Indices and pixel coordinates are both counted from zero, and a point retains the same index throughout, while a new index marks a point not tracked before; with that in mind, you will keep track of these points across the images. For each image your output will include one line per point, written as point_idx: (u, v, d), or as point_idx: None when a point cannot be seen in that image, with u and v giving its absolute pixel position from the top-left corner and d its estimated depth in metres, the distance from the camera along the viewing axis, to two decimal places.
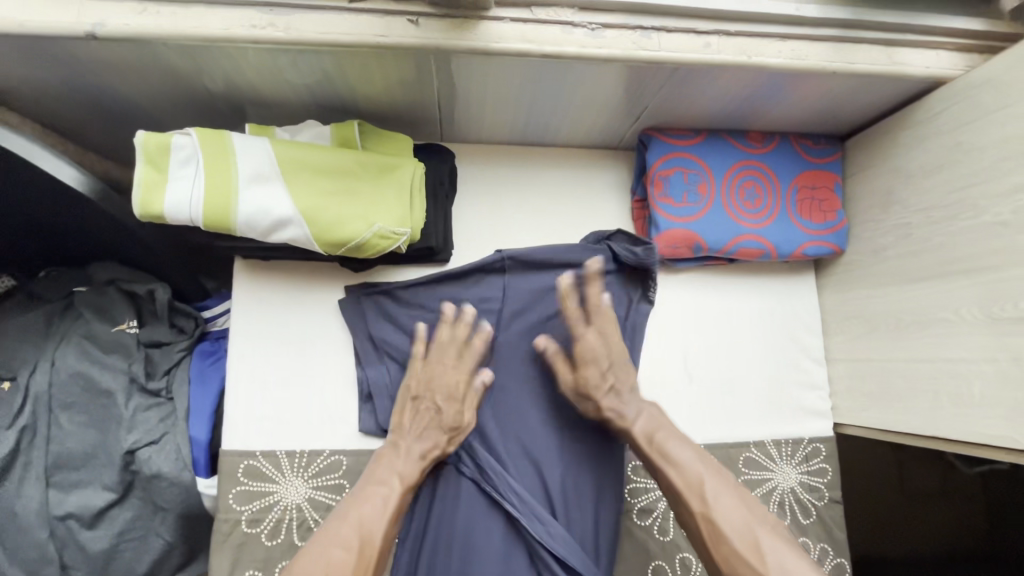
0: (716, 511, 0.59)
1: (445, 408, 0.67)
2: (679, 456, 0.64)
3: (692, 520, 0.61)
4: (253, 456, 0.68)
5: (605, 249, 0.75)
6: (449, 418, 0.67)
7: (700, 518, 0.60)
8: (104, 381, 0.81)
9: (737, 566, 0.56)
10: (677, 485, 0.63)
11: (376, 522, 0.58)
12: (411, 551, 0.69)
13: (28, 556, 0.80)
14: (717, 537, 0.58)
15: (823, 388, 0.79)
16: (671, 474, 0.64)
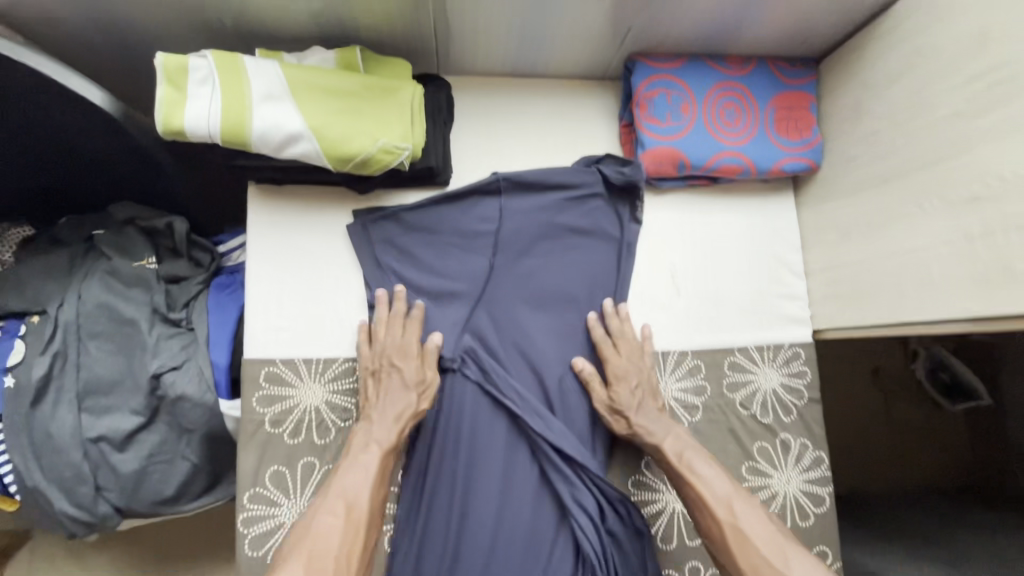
0: (741, 522, 0.63)
1: (404, 374, 0.70)
2: (705, 471, 0.69)
3: (717, 528, 0.64)
4: (273, 363, 0.72)
5: (596, 172, 0.80)
6: (409, 380, 0.70)
7: (725, 530, 0.64)
8: (128, 311, 0.86)
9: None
10: (703, 499, 0.67)
11: (362, 495, 0.63)
12: (423, 446, 0.75)
13: (65, 474, 0.86)
14: (743, 546, 0.62)
15: (802, 297, 0.84)
16: (700, 490, 0.67)
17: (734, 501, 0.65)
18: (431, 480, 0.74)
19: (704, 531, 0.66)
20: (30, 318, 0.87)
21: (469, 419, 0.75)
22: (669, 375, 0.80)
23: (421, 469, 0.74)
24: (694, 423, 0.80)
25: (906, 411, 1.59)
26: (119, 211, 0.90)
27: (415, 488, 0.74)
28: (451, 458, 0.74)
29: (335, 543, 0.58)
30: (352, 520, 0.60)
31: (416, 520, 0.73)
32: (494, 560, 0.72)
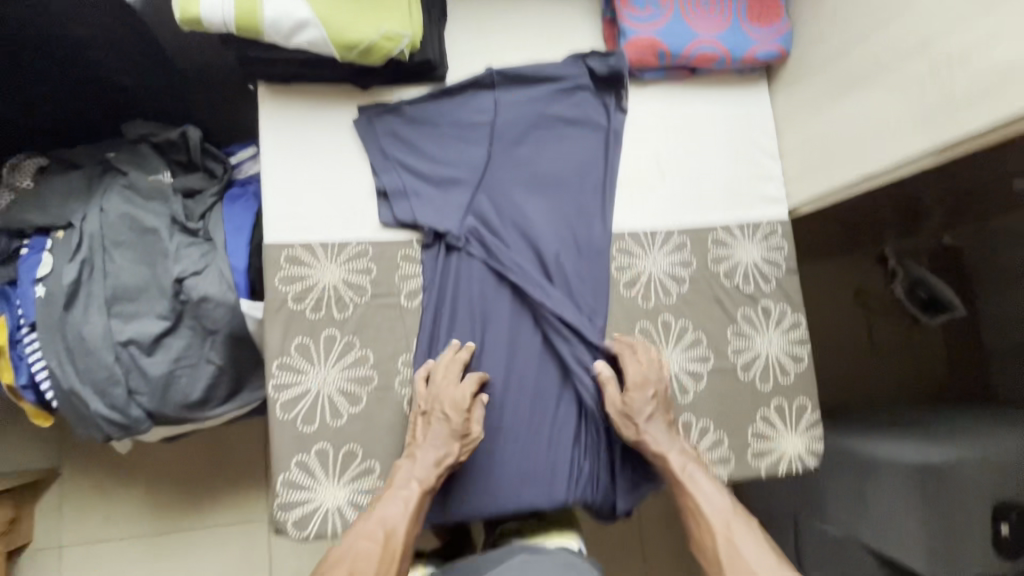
0: (736, 541, 0.70)
1: (454, 424, 0.74)
2: (703, 487, 0.75)
3: (711, 538, 0.71)
4: (292, 247, 0.78)
5: (583, 66, 0.86)
6: (455, 440, 0.75)
7: (719, 544, 0.70)
8: (148, 220, 0.92)
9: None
10: (702, 513, 0.73)
11: (396, 534, 0.69)
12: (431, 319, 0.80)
13: (99, 375, 0.92)
14: (735, 564, 0.68)
15: (778, 178, 0.91)
16: (693, 501, 0.74)
17: (732, 522, 0.72)
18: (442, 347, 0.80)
19: (698, 544, 0.72)
20: (55, 233, 0.92)
21: (476, 292, 0.81)
22: (658, 251, 0.86)
23: (433, 338, 0.80)
24: (682, 293, 0.86)
25: (887, 328, 1.65)
26: (132, 129, 0.96)
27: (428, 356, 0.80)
28: (460, 327, 0.80)
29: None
30: (384, 557, 0.67)
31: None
32: (504, 419, 0.80)
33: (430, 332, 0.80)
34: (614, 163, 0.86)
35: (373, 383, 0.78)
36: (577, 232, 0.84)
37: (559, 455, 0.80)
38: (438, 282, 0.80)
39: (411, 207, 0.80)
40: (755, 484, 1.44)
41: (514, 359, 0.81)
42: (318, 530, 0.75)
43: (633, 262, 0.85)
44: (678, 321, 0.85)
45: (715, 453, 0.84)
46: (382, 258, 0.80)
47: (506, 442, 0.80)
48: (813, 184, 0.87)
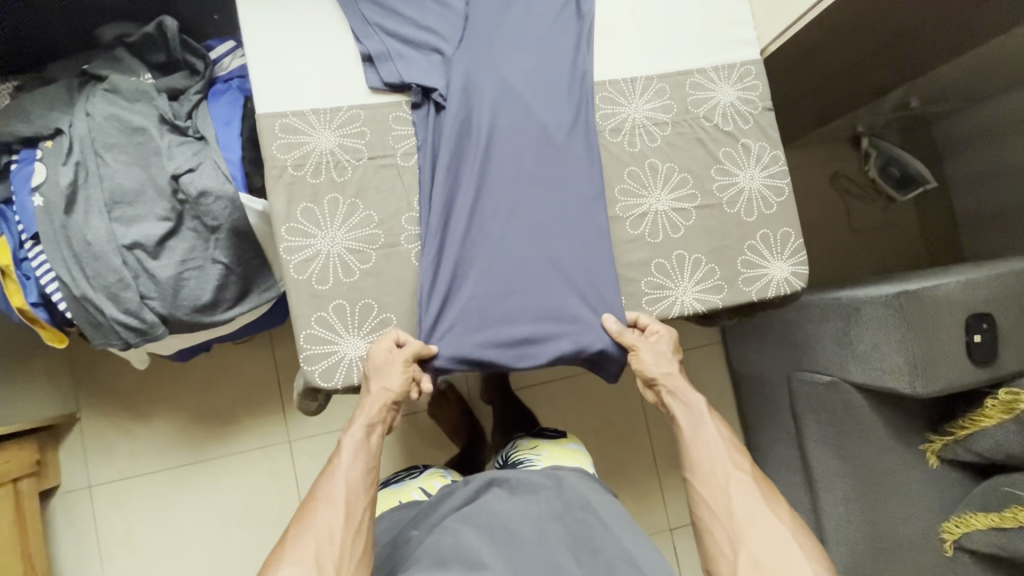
0: (746, 483, 0.73)
1: (378, 371, 0.76)
2: (706, 429, 0.78)
3: (722, 475, 0.74)
4: (285, 115, 0.80)
5: None
6: (387, 383, 0.76)
7: (730, 481, 0.73)
8: (136, 120, 0.92)
9: (755, 523, 0.70)
10: (717, 453, 0.76)
11: (340, 479, 0.71)
12: (425, 179, 0.83)
13: (109, 279, 0.94)
14: (746, 501, 0.72)
15: (749, 23, 0.94)
16: (702, 435, 0.78)
17: (743, 463, 0.75)
18: (440, 202, 0.82)
19: (706, 479, 0.74)
20: (44, 143, 0.93)
21: (470, 150, 0.84)
22: (639, 98, 0.89)
23: (432, 194, 0.82)
24: (665, 136, 0.90)
25: (862, 209, 1.72)
26: (107, 30, 0.95)
27: (429, 210, 0.82)
28: (457, 184, 0.83)
29: (324, 516, 0.68)
30: (333, 499, 0.69)
31: (435, 236, 0.82)
32: (512, 267, 0.83)
33: (431, 189, 0.82)
34: (591, 22, 0.89)
35: (380, 242, 0.81)
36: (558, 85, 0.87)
37: (566, 295, 0.84)
38: (428, 137, 0.83)
39: (395, 65, 0.82)
40: (747, 360, 1.52)
41: (513, 210, 0.84)
42: (344, 379, 0.79)
43: (615, 107, 0.88)
44: (664, 163, 0.89)
45: (708, 284, 0.88)
46: (374, 121, 0.82)
47: (516, 286, 0.83)
48: (780, 20, 0.91)
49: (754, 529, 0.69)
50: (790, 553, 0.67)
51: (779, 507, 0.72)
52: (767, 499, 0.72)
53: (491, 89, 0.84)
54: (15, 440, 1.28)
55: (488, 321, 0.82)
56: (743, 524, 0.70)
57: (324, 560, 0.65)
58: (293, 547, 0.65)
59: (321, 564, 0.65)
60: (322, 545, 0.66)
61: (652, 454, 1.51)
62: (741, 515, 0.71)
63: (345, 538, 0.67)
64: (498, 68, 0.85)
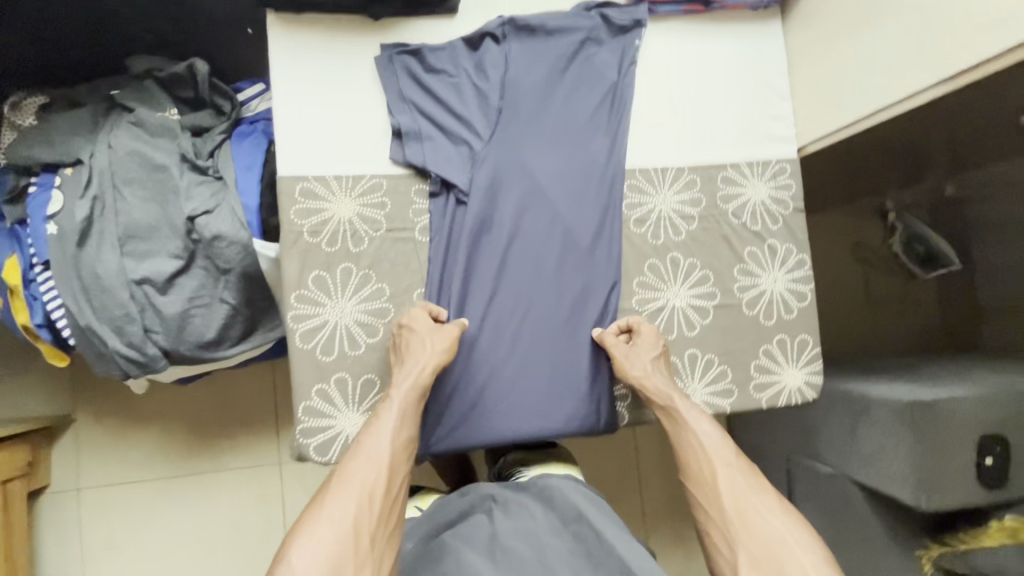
0: (736, 478, 0.71)
1: (421, 332, 0.76)
2: (694, 426, 0.77)
3: (711, 475, 0.72)
4: (307, 180, 0.79)
5: (598, 15, 0.85)
6: (430, 344, 0.76)
7: (720, 481, 0.71)
8: (157, 157, 0.91)
9: (749, 518, 0.68)
10: (702, 450, 0.75)
11: (382, 441, 0.69)
12: (438, 275, 0.81)
13: (115, 313, 0.93)
14: (736, 495, 0.70)
15: (789, 118, 0.91)
16: (688, 436, 0.77)
17: (732, 457, 0.73)
18: (452, 300, 0.81)
19: (695, 479, 0.73)
20: (63, 171, 0.92)
21: (489, 249, 0.82)
22: (667, 188, 0.87)
23: (445, 291, 0.81)
24: (690, 230, 0.88)
25: (883, 282, 1.69)
26: (137, 62, 0.93)
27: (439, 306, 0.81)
28: (471, 281, 0.82)
29: (365, 474, 0.66)
30: (374, 458, 0.67)
31: None
32: (517, 374, 0.82)
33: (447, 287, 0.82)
34: (627, 118, 0.86)
35: (389, 316, 0.80)
36: (585, 186, 0.85)
37: (571, 395, 0.83)
38: (447, 231, 0.81)
39: (421, 147, 0.80)
40: (748, 429, 1.49)
41: (524, 317, 0.83)
42: (339, 454, 0.78)
43: (643, 200, 0.86)
44: (686, 258, 0.87)
45: (718, 387, 0.87)
46: (395, 193, 0.81)
47: (520, 390, 0.82)
48: (822, 122, 0.87)
49: (749, 526, 0.67)
50: (786, 546, 0.65)
51: (771, 499, 0.69)
52: (757, 492, 0.69)
53: (516, 187, 0.83)
54: (10, 441, 1.29)
55: (487, 423, 0.81)
56: (735, 520, 0.68)
57: (366, 518, 0.63)
58: (334, 503, 0.63)
59: (360, 525, 0.62)
60: (364, 502, 0.64)
61: (642, 513, 1.49)
62: (733, 512, 0.69)
63: (384, 501, 0.65)
64: (525, 166, 0.83)
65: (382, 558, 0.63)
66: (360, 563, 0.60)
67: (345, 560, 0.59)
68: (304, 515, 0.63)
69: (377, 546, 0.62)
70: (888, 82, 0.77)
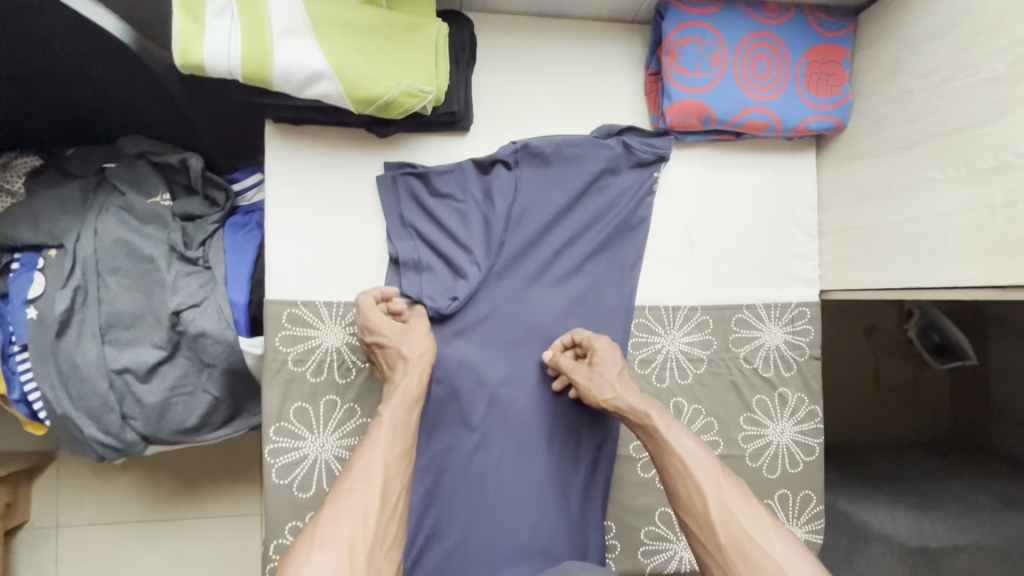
0: (728, 499, 0.58)
1: (394, 339, 0.70)
2: (678, 444, 0.63)
3: (700, 502, 0.59)
4: (295, 305, 0.74)
5: (619, 142, 0.79)
6: (412, 352, 0.70)
7: (710, 510, 0.58)
8: (145, 248, 0.87)
9: (746, 551, 0.55)
10: (685, 471, 0.61)
11: (375, 458, 0.60)
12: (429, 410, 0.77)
13: (92, 402, 0.89)
14: (728, 522, 0.57)
15: (814, 258, 0.85)
16: (671, 458, 0.63)
17: (720, 475, 0.60)
18: (439, 437, 0.77)
19: (682, 505, 0.60)
20: (47, 252, 0.87)
21: (480, 383, 0.77)
22: (678, 329, 0.82)
23: (433, 426, 0.77)
24: (698, 373, 0.83)
25: (893, 364, 1.55)
26: (133, 143, 0.92)
27: (426, 439, 0.77)
28: (461, 418, 0.77)
29: (361, 495, 0.56)
30: (368, 476, 0.58)
31: (426, 469, 0.77)
32: (502, 517, 0.77)
33: (432, 416, 0.77)
34: (640, 255, 0.81)
35: None
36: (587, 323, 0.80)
37: (559, 544, 0.77)
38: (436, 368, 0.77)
39: (416, 276, 0.76)
40: None
41: (514, 458, 0.78)
42: None
43: (650, 340, 0.81)
44: (690, 404, 0.82)
45: None
46: None
47: (501, 534, 0.76)
48: (846, 273, 0.81)
49: (749, 565, 0.55)
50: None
51: (774, 525, 0.57)
52: (754, 517, 0.57)
53: (514, 322, 0.78)
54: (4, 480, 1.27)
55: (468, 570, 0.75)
56: (734, 555, 0.56)
57: (360, 541, 0.53)
58: (326, 525, 0.53)
59: (356, 547, 0.53)
60: (358, 524, 0.54)
61: None
62: (729, 544, 0.56)
63: (381, 521, 0.56)
64: (526, 300, 0.79)
65: None
66: None
67: None
68: (294, 548, 0.52)
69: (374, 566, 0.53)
70: (914, 265, 0.69)
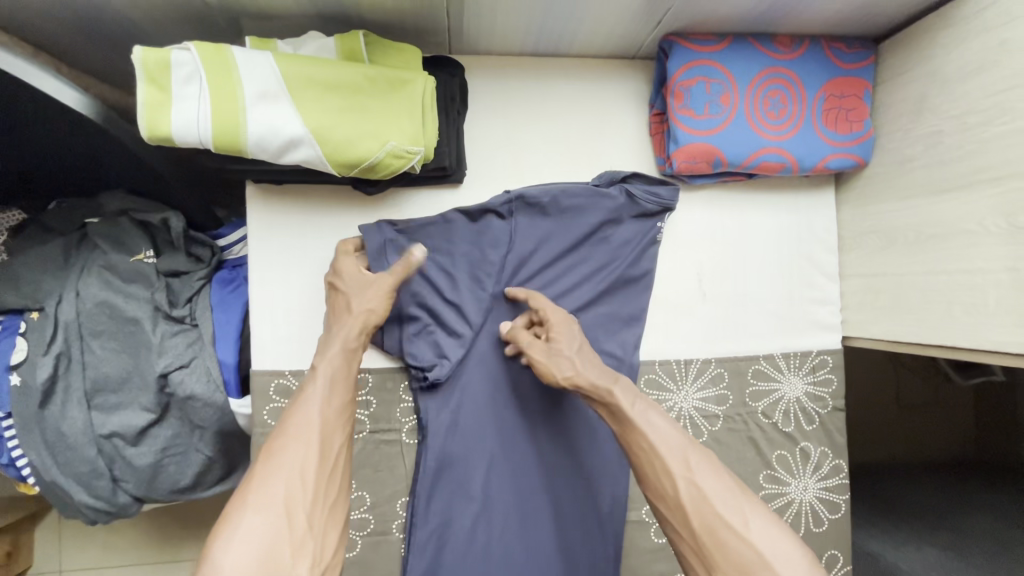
0: (697, 478, 0.54)
1: (349, 288, 0.64)
2: (646, 420, 0.58)
3: (668, 484, 0.54)
4: (282, 375, 0.70)
5: (622, 190, 0.74)
6: (359, 301, 0.63)
7: (680, 490, 0.54)
8: (129, 309, 0.83)
9: (721, 537, 0.51)
10: (651, 451, 0.56)
11: (310, 410, 0.54)
12: (426, 479, 0.71)
13: (80, 469, 0.84)
14: (698, 504, 0.52)
15: (835, 303, 0.80)
16: (638, 436, 0.58)
17: (688, 452, 0.55)
18: (438, 508, 0.72)
19: (652, 488, 0.56)
20: (29, 316, 0.82)
21: (478, 448, 0.72)
22: (691, 385, 0.77)
23: (431, 497, 0.72)
24: (714, 431, 0.78)
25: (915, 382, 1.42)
26: (110, 202, 0.89)
27: (423, 511, 0.71)
28: (460, 486, 0.72)
29: (293, 452, 0.51)
30: (303, 432, 0.53)
31: (425, 545, 0.71)
32: None
33: (428, 486, 0.72)
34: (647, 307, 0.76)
35: (369, 527, 0.73)
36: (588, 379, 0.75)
37: None
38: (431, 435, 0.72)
39: (404, 336, 0.71)
40: None
41: (518, 522, 0.74)
42: None
43: (663, 398, 0.76)
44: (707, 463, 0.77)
45: None
46: (382, 388, 0.73)
47: None
48: (871, 321, 0.75)
49: (721, 547, 0.51)
50: (768, 566, 0.48)
51: (746, 505, 0.52)
52: (724, 495, 0.53)
53: (511, 379, 0.74)
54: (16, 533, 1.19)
55: None
56: (706, 538, 0.51)
57: (298, 504, 0.49)
58: (255, 493, 0.49)
59: (293, 508, 0.49)
60: (294, 487, 0.50)
61: None
62: (702, 529, 0.52)
63: (320, 479, 0.52)
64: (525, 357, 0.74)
65: (325, 537, 0.51)
66: (298, 547, 0.48)
67: (278, 554, 0.47)
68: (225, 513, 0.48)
69: (316, 525, 0.50)
70: (948, 322, 0.64)
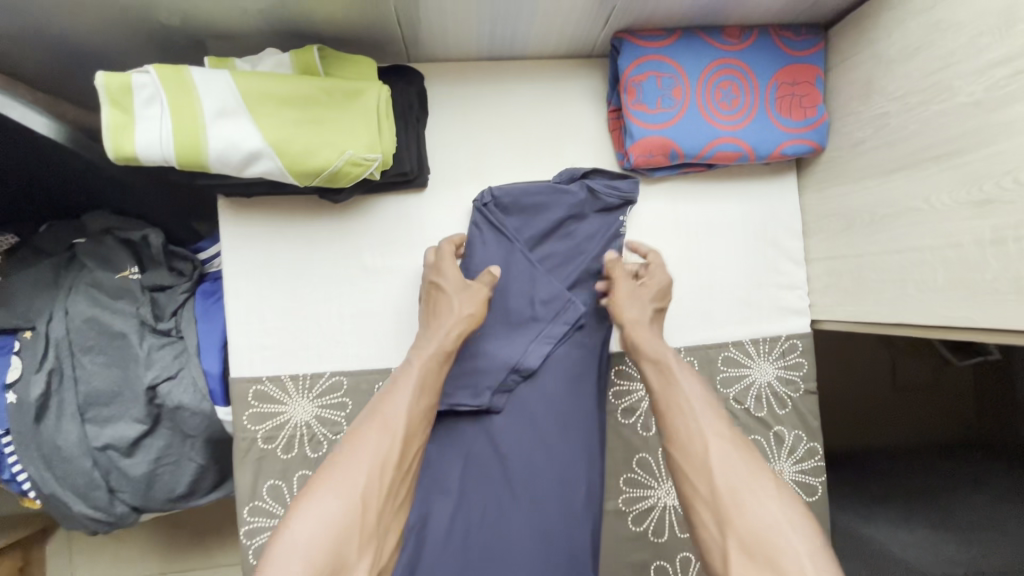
0: (729, 448, 0.55)
1: (451, 291, 0.68)
2: (682, 385, 0.61)
3: (699, 444, 0.56)
4: (260, 381, 0.73)
5: (582, 187, 0.76)
6: (462, 307, 0.67)
7: (710, 450, 0.55)
8: (116, 324, 0.86)
9: (742, 501, 0.51)
10: (687, 415, 0.59)
11: (398, 406, 0.58)
12: None
13: (77, 481, 0.87)
14: (727, 471, 0.53)
15: (802, 287, 0.81)
16: (678, 398, 0.60)
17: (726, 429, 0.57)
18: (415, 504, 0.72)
19: (677, 446, 0.57)
20: (22, 335, 0.85)
21: (452, 442, 0.75)
22: None
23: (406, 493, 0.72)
24: None
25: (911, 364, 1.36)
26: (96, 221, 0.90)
27: None
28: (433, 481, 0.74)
29: (378, 440, 0.55)
30: (388, 424, 0.56)
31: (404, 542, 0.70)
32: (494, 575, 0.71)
33: None
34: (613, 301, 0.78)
35: None
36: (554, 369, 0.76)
37: None
38: None
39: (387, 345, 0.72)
40: None
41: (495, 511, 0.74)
42: None
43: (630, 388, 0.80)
44: None
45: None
46: (357, 390, 0.75)
47: None
48: (836, 304, 0.76)
49: (742, 508, 0.51)
50: (785, 534, 0.49)
51: (773, 482, 0.53)
52: (754, 467, 0.54)
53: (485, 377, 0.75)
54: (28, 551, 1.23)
55: None
56: (727, 498, 0.52)
57: (373, 496, 0.52)
58: (337, 478, 0.52)
59: (367, 505, 0.52)
60: (373, 479, 0.53)
61: None
62: (724, 492, 0.52)
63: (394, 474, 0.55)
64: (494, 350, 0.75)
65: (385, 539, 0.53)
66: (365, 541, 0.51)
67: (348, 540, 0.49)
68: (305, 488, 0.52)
69: (382, 521, 0.52)
70: (903, 300, 0.65)
